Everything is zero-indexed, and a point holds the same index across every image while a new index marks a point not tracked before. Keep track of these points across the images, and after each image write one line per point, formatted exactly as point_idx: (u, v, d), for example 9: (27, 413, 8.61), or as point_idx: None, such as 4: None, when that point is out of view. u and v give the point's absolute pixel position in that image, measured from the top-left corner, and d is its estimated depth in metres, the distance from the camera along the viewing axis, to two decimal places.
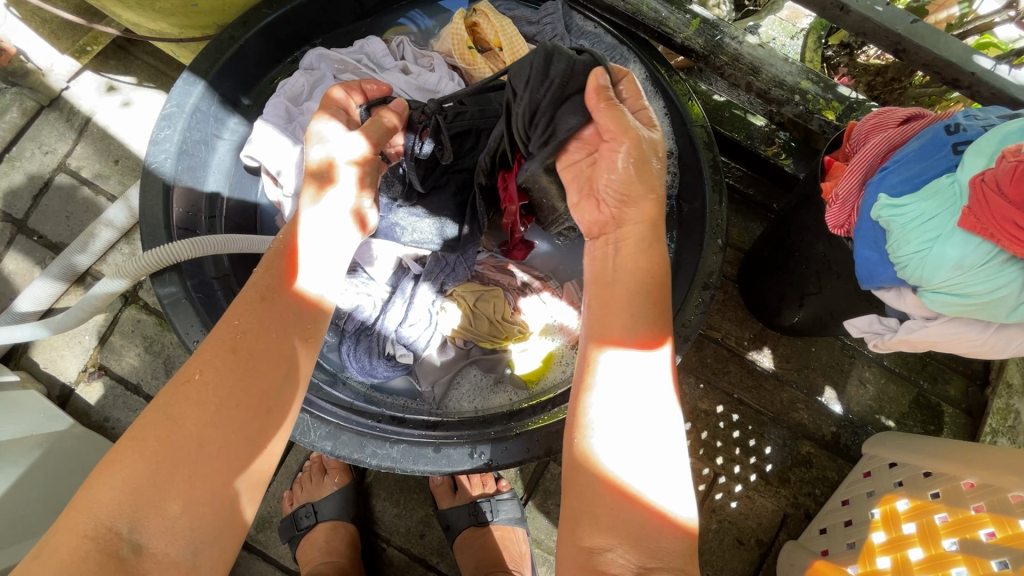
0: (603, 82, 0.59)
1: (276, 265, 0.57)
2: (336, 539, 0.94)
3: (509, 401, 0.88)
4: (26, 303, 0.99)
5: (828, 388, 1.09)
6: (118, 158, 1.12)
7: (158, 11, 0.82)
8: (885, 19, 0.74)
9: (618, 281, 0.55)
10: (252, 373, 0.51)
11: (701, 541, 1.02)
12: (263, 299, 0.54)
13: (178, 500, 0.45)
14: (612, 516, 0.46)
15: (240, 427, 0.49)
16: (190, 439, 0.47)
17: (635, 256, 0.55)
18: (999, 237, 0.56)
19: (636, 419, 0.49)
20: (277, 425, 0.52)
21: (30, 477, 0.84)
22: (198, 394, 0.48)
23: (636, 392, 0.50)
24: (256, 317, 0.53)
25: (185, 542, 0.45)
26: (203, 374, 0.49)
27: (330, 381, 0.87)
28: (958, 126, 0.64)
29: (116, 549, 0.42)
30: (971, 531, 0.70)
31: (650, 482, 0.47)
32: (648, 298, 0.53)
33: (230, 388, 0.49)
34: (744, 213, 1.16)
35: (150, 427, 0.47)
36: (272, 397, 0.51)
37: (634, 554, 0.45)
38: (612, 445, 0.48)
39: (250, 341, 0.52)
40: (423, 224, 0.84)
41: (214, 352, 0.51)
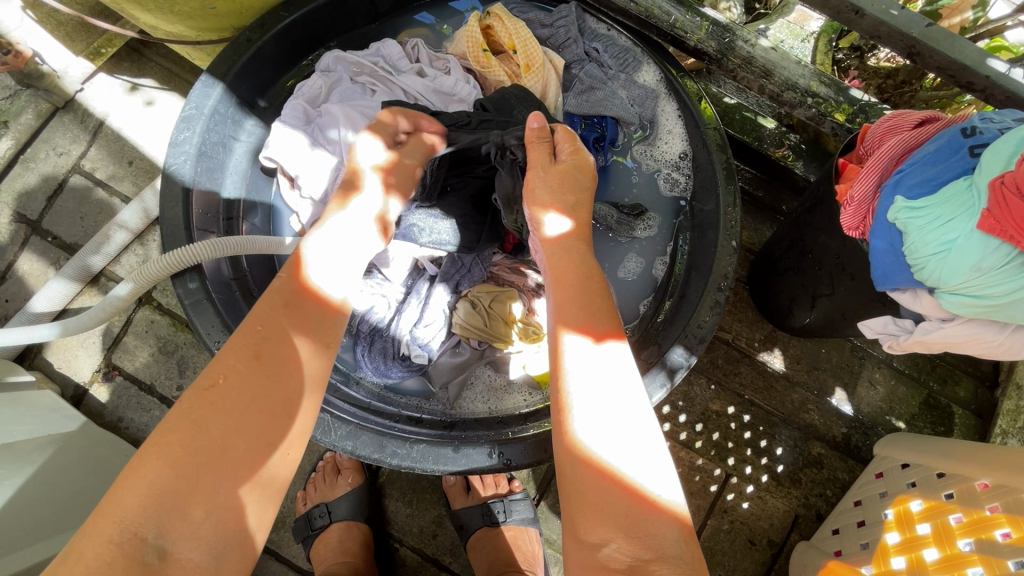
0: (538, 124, 0.72)
1: (292, 271, 0.58)
2: (350, 539, 0.95)
3: (523, 401, 0.90)
4: (40, 304, 0.99)
5: (839, 389, 1.10)
6: (132, 159, 1.13)
7: (176, 14, 0.82)
8: (900, 22, 0.75)
9: (566, 285, 0.61)
10: (275, 379, 0.51)
11: (713, 542, 1.02)
12: (287, 305, 0.55)
13: (201, 504, 0.45)
14: (602, 502, 0.48)
15: (262, 432, 0.49)
16: (214, 445, 0.47)
17: (571, 261, 0.63)
18: (1017, 239, 0.56)
19: (610, 405, 0.51)
20: (298, 429, 0.52)
21: (45, 477, 0.84)
22: (221, 400, 0.48)
23: (603, 377, 0.53)
24: (275, 323, 0.54)
25: (208, 547, 0.44)
26: (227, 379, 0.50)
27: (344, 380, 0.88)
28: (974, 129, 0.65)
29: (140, 555, 0.42)
30: (986, 531, 0.71)
31: (632, 465, 0.48)
32: (588, 300, 0.59)
33: (254, 394, 0.50)
34: (753, 215, 1.17)
35: (172, 432, 0.47)
36: (295, 402, 0.52)
37: (648, 552, 0.45)
38: (592, 430, 0.50)
39: (270, 346, 0.52)
40: (442, 224, 0.84)
41: (237, 356, 0.51)
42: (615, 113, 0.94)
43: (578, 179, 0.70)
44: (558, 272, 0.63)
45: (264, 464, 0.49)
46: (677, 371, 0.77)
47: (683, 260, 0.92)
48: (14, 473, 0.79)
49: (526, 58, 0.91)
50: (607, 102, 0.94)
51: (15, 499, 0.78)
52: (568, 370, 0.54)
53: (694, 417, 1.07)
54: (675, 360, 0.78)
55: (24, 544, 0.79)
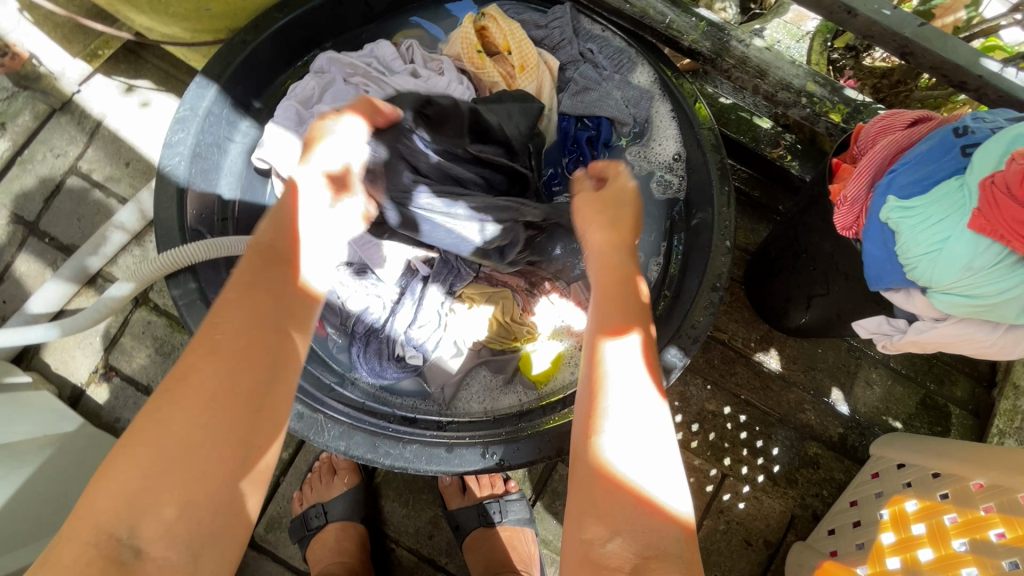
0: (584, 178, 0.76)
1: (252, 265, 0.55)
2: (346, 539, 0.95)
3: (519, 402, 0.90)
4: (38, 304, 1.00)
5: (835, 389, 1.09)
6: (129, 161, 1.13)
7: (171, 16, 0.83)
8: (893, 23, 0.75)
9: (608, 283, 0.62)
10: (236, 371, 0.49)
11: (710, 542, 1.02)
12: (235, 297, 0.52)
13: (172, 503, 0.44)
14: (610, 499, 0.48)
15: (227, 429, 0.47)
16: (179, 443, 0.45)
17: (614, 264, 0.63)
18: (1008, 238, 0.57)
19: (633, 404, 0.52)
20: (269, 423, 0.50)
21: (42, 477, 0.84)
22: (183, 399, 0.47)
23: (630, 380, 0.53)
24: (233, 314, 0.51)
25: (184, 544, 0.44)
26: (187, 377, 0.48)
27: (339, 381, 0.88)
28: (966, 128, 0.65)
29: (117, 555, 0.42)
30: (981, 531, 0.71)
31: (643, 467, 0.49)
32: (627, 298, 0.60)
33: (214, 390, 0.47)
34: (749, 215, 1.17)
35: (139, 434, 0.46)
36: (260, 393, 0.49)
37: (648, 550, 0.45)
38: (612, 428, 0.50)
39: (226, 338, 0.50)
40: (458, 213, 0.79)
41: (198, 353, 0.49)
42: (610, 113, 0.95)
43: (618, 201, 0.70)
44: (601, 277, 0.63)
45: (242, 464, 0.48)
46: (671, 372, 0.78)
47: (677, 259, 0.92)
48: (9, 473, 0.80)
49: (521, 60, 0.92)
50: (601, 103, 0.94)
51: (11, 498, 0.79)
52: (601, 370, 0.54)
53: (690, 417, 1.07)
54: (670, 359, 0.78)
55: (19, 544, 0.79)
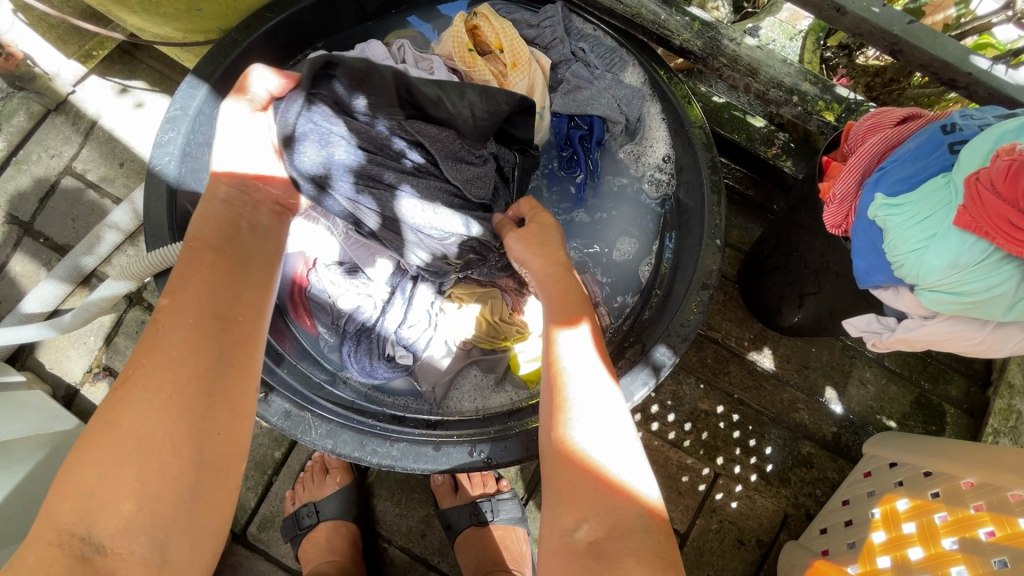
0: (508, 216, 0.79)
1: (189, 259, 0.57)
2: (337, 538, 0.95)
3: (510, 400, 0.90)
4: (32, 304, 1.00)
5: (829, 388, 1.09)
6: (123, 161, 1.13)
7: (162, 16, 0.83)
8: (882, 20, 0.75)
9: (562, 287, 0.66)
10: (179, 361, 0.50)
11: (702, 542, 1.02)
12: (173, 296, 0.54)
13: (131, 498, 0.45)
14: (577, 485, 0.50)
15: (178, 417, 0.48)
16: (129, 438, 0.46)
17: (556, 279, 0.68)
18: (994, 235, 0.57)
19: (590, 394, 0.55)
20: (222, 408, 0.51)
21: (35, 476, 0.84)
22: (131, 393, 0.48)
23: (587, 374, 0.57)
24: (172, 310, 0.53)
25: (148, 538, 0.44)
26: (133, 374, 0.49)
27: (330, 380, 0.89)
28: (954, 126, 0.64)
29: (78, 552, 0.42)
30: (971, 530, 0.70)
31: (605, 452, 0.51)
32: (577, 300, 0.64)
33: (161, 381, 0.49)
34: (743, 214, 1.17)
35: (91, 437, 0.47)
36: (208, 378, 0.51)
37: (615, 531, 0.47)
38: (573, 418, 0.53)
39: (167, 333, 0.51)
40: (443, 213, 0.75)
41: (141, 351, 0.51)
42: (602, 112, 0.94)
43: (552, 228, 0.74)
44: (548, 290, 0.67)
45: (206, 459, 0.49)
46: (662, 369, 0.77)
47: (668, 258, 0.92)
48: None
49: (513, 59, 0.91)
50: (593, 102, 0.93)
51: (3, 498, 0.79)
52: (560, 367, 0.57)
53: (683, 416, 1.07)
54: (659, 357, 0.78)
55: (11, 542, 0.79)
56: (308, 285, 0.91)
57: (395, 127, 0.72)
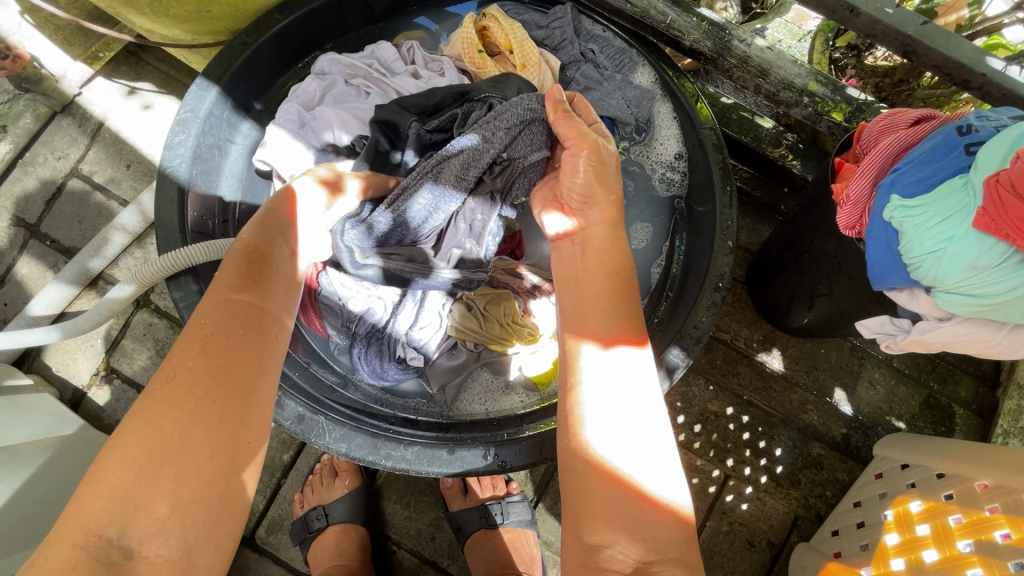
0: (559, 98, 0.72)
1: (236, 268, 0.56)
2: (347, 541, 0.95)
3: (521, 403, 0.90)
4: (39, 307, 1.00)
5: (838, 389, 1.09)
6: (130, 163, 1.13)
7: (172, 17, 0.83)
8: (896, 21, 0.74)
9: (597, 275, 0.61)
10: (224, 372, 0.50)
11: (712, 543, 1.02)
12: (228, 299, 0.53)
13: (166, 500, 0.44)
14: (610, 505, 0.49)
15: (217, 424, 0.48)
16: (170, 441, 0.46)
17: (599, 255, 0.63)
18: (1014, 236, 0.56)
19: (627, 412, 0.52)
20: (255, 419, 0.51)
21: (42, 480, 0.84)
22: (171, 396, 0.47)
23: (621, 390, 0.54)
24: (216, 314, 0.52)
25: (178, 541, 0.44)
26: (175, 376, 0.48)
27: (341, 383, 0.88)
28: (970, 127, 0.64)
29: (107, 556, 0.41)
30: (986, 532, 0.70)
31: (643, 471, 0.50)
32: (615, 297, 0.59)
33: (205, 387, 0.48)
34: (751, 215, 1.16)
35: (127, 435, 0.46)
36: (248, 390, 0.51)
37: (651, 554, 0.47)
38: (605, 437, 0.51)
39: (217, 339, 0.51)
40: (450, 201, 0.76)
41: (187, 352, 0.50)
42: (611, 113, 0.93)
43: (615, 176, 0.67)
44: (586, 273, 0.62)
45: (235, 462, 0.48)
46: (675, 371, 0.77)
47: (679, 259, 0.92)
48: (7, 476, 0.79)
49: (523, 59, 0.90)
50: (604, 102, 0.93)
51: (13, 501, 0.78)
52: (587, 380, 0.55)
53: (692, 418, 1.07)
54: (672, 360, 0.78)
55: (22, 546, 0.79)
56: (318, 287, 0.89)
57: (419, 133, 0.81)
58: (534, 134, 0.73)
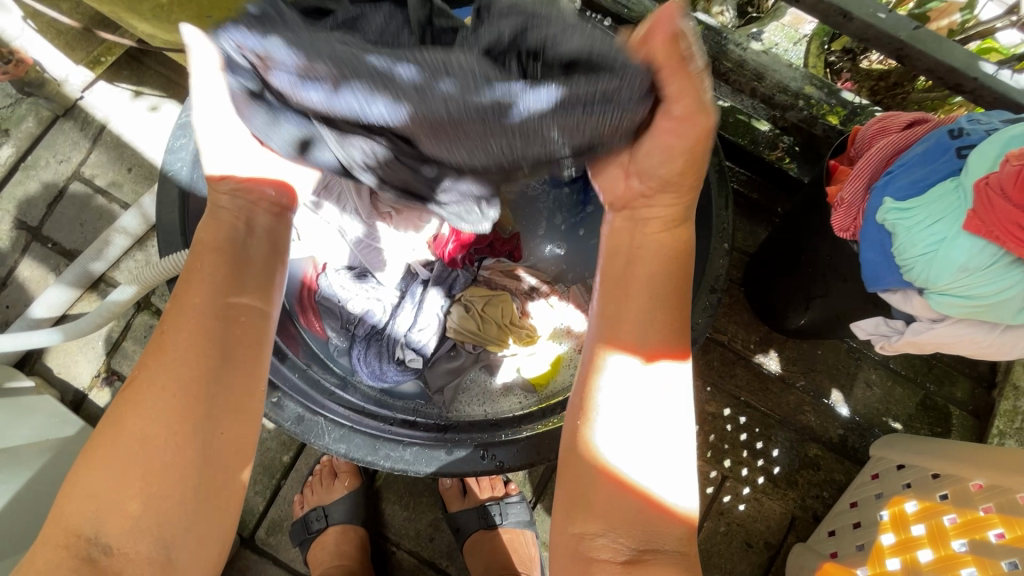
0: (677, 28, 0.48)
1: (202, 262, 0.53)
2: (347, 542, 0.96)
3: (520, 404, 0.88)
4: (40, 309, 1.00)
5: (835, 390, 1.10)
6: (131, 166, 1.14)
7: (173, 23, 0.84)
8: (888, 25, 0.75)
9: (644, 283, 0.55)
10: (183, 365, 0.49)
11: (710, 544, 1.03)
12: (181, 293, 0.51)
13: (137, 498, 0.45)
14: (614, 507, 0.49)
15: (181, 419, 0.47)
16: (135, 438, 0.46)
17: (656, 263, 0.55)
18: (1004, 239, 0.57)
19: (646, 421, 0.51)
20: (227, 408, 0.50)
21: (43, 481, 0.84)
22: (134, 395, 0.48)
23: (645, 401, 0.51)
24: (176, 308, 0.51)
25: (154, 538, 0.45)
26: (137, 377, 0.49)
27: (340, 385, 0.85)
28: (961, 130, 0.65)
29: (86, 552, 0.44)
30: (980, 532, 0.71)
31: (653, 476, 0.49)
32: (665, 305, 0.54)
33: (163, 382, 0.48)
34: (747, 217, 1.18)
35: (99, 437, 0.47)
36: (212, 378, 0.49)
37: (644, 545, 0.48)
38: (615, 443, 0.50)
39: (171, 334, 0.50)
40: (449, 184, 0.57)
41: (148, 353, 0.50)
42: None
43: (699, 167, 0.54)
44: (639, 272, 0.55)
45: (211, 453, 0.49)
46: None
47: None
48: (9, 477, 0.80)
49: None
50: None
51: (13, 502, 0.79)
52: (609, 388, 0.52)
53: None
54: None
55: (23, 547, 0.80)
56: (318, 289, 0.92)
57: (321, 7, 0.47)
58: (632, 79, 0.46)
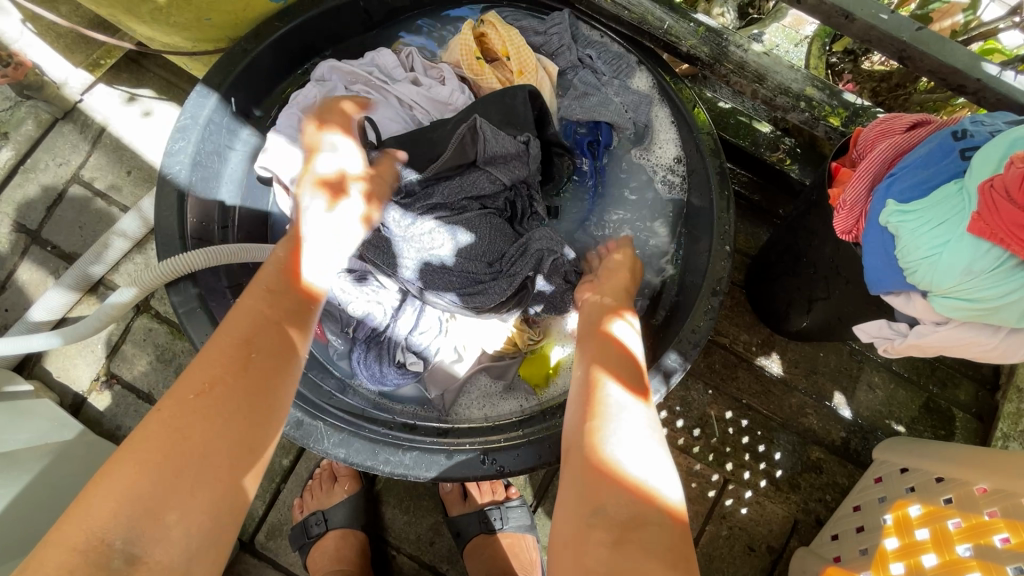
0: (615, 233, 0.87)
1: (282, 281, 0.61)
2: (347, 547, 0.95)
3: (520, 407, 0.89)
4: (39, 312, 1.00)
5: (838, 393, 1.09)
6: (130, 169, 1.13)
7: (172, 26, 0.83)
8: (891, 27, 0.74)
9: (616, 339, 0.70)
10: (255, 389, 0.53)
11: (712, 548, 1.02)
12: (267, 314, 0.58)
13: (178, 510, 0.46)
14: (608, 496, 0.52)
15: (238, 438, 0.51)
16: (195, 450, 0.48)
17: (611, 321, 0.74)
18: (1009, 241, 0.57)
19: (633, 427, 0.58)
20: (272, 437, 0.54)
21: (43, 486, 0.84)
22: (204, 405, 0.50)
23: (631, 412, 0.59)
24: (264, 331, 0.56)
25: (183, 549, 0.46)
26: (213, 387, 0.51)
27: (340, 388, 0.88)
28: (965, 132, 0.65)
29: (107, 561, 0.43)
30: (985, 536, 0.70)
31: (642, 470, 0.54)
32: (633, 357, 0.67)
33: (237, 401, 0.51)
34: (749, 221, 1.17)
35: (152, 438, 0.48)
36: (272, 408, 0.54)
37: (635, 526, 0.50)
38: (610, 442, 0.56)
39: (258, 357, 0.54)
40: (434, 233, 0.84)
41: (226, 367, 0.53)
42: (609, 118, 0.95)
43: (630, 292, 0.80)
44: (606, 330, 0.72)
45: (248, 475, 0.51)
46: (673, 374, 0.78)
47: (679, 262, 0.94)
48: (8, 481, 0.80)
49: (522, 67, 0.92)
50: (601, 107, 0.95)
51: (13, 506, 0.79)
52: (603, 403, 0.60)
53: (692, 421, 1.07)
54: (670, 363, 0.78)
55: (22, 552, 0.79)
56: None
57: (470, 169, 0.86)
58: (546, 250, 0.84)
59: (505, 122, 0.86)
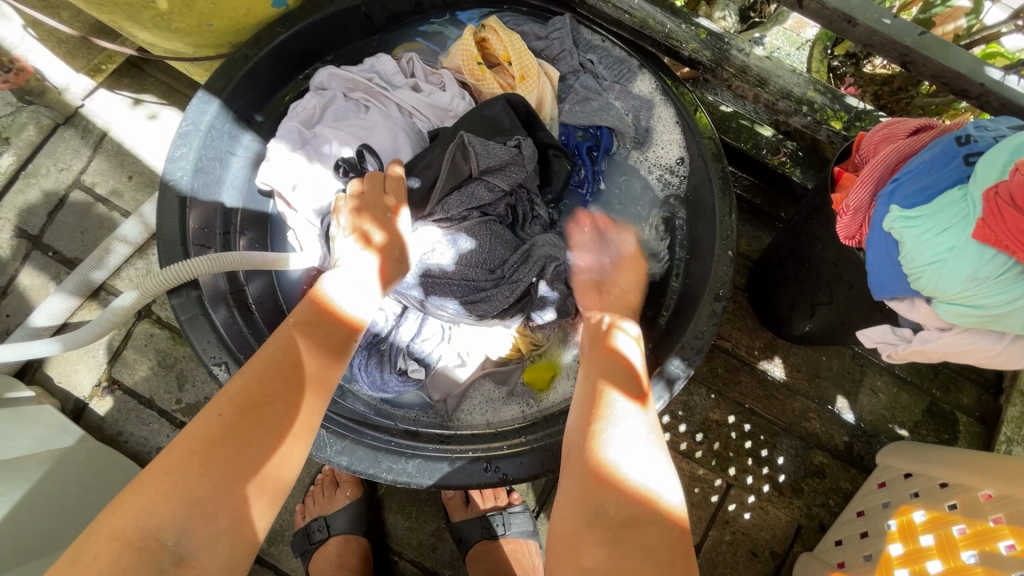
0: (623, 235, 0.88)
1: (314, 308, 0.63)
2: (348, 553, 0.94)
3: (521, 414, 0.90)
4: (40, 318, 0.99)
5: (840, 397, 1.09)
6: (132, 174, 1.14)
7: (173, 32, 0.83)
8: (893, 31, 0.74)
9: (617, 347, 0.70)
10: (300, 408, 0.57)
11: (714, 554, 1.02)
12: (309, 333, 0.61)
13: (229, 514, 0.50)
14: (605, 501, 0.52)
15: (284, 453, 0.55)
16: (251, 459, 0.52)
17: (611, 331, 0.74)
18: (1013, 249, 0.56)
19: (632, 432, 0.58)
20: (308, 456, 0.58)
21: (45, 493, 0.84)
22: (261, 418, 0.54)
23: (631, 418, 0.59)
24: (308, 351, 0.60)
25: (226, 554, 0.49)
26: (269, 402, 0.55)
27: (341, 394, 0.87)
28: (968, 137, 0.64)
29: (158, 560, 0.46)
30: (990, 543, 0.70)
31: (639, 474, 0.54)
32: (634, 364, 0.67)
33: (285, 418, 0.55)
34: (751, 223, 1.17)
35: (214, 444, 0.52)
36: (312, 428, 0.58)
37: (630, 535, 0.50)
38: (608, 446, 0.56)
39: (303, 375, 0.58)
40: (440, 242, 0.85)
41: (275, 383, 0.56)
42: (610, 123, 0.96)
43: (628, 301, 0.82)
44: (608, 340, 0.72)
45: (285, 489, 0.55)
46: (676, 381, 0.77)
47: (680, 271, 0.93)
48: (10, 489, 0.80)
49: (522, 72, 0.93)
50: (602, 112, 0.96)
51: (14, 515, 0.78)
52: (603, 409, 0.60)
53: (694, 426, 1.06)
54: (673, 370, 0.78)
55: None
56: None
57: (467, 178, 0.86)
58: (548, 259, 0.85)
59: (492, 131, 0.86)
